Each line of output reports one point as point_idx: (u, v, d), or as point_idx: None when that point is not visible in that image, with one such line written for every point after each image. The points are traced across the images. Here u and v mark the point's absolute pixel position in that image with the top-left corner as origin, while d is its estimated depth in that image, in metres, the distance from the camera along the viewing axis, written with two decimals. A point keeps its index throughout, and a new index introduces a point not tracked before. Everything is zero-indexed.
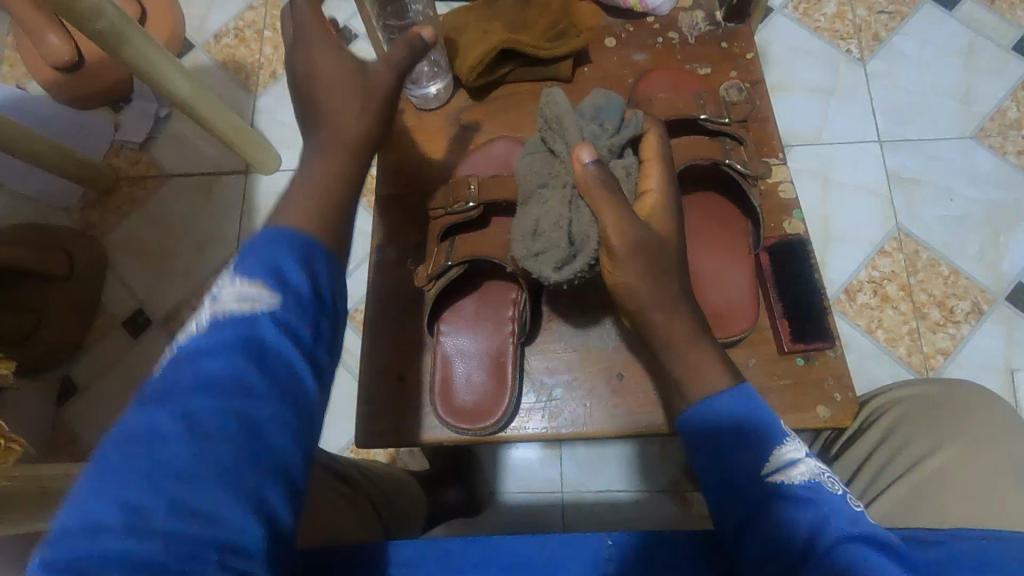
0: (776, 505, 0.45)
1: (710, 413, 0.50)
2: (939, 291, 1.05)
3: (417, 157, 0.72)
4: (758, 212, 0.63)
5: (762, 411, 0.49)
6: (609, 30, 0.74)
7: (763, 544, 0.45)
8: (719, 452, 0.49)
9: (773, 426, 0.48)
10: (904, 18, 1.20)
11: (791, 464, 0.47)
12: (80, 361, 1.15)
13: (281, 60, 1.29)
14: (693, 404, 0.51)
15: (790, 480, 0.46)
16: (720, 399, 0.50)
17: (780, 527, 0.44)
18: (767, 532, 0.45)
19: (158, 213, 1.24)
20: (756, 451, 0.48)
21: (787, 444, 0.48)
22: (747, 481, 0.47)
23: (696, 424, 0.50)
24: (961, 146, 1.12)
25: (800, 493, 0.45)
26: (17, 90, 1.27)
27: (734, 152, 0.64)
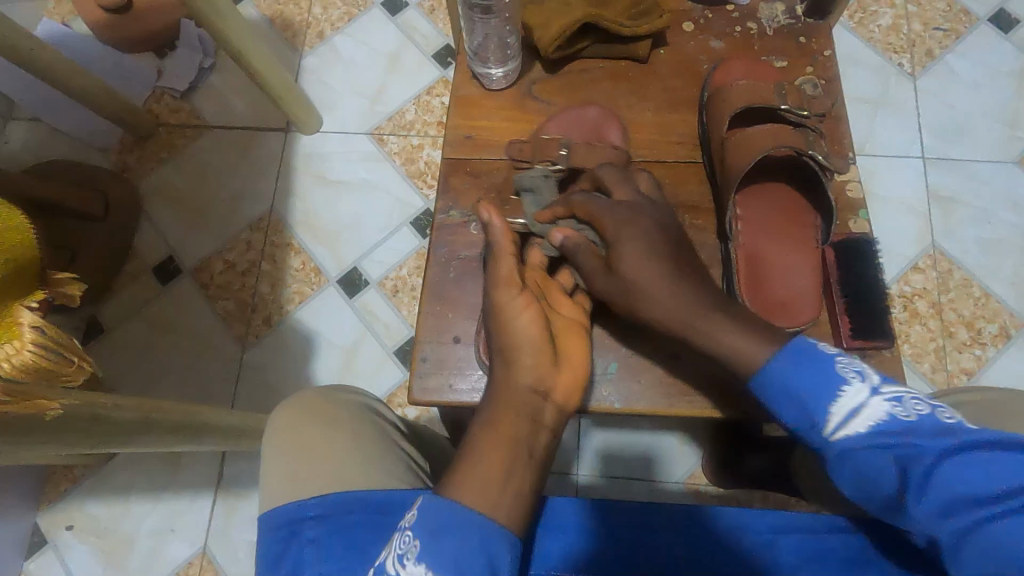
0: (859, 452, 0.46)
1: (772, 381, 0.51)
2: (968, 312, 1.06)
3: (487, 122, 0.73)
4: (832, 206, 0.64)
5: (815, 364, 0.49)
6: (688, 15, 0.74)
7: (864, 495, 0.47)
8: (791, 405, 0.50)
9: (831, 370, 0.49)
10: (959, 37, 1.20)
11: (858, 406, 0.47)
12: (107, 303, 1.15)
13: (330, 22, 1.29)
14: (754, 377, 0.52)
15: (858, 423, 0.47)
16: (773, 365, 0.51)
17: (873, 482, 0.46)
18: (857, 481, 0.47)
19: (196, 163, 1.23)
20: (814, 413, 0.49)
21: (847, 390, 0.48)
22: (820, 438, 0.49)
23: (762, 396, 0.52)
24: (1004, 170, 1.13)
25: (874, 443, 0.46)
26: (62, 27, 1.27)
27: (815, 144, 0.65)
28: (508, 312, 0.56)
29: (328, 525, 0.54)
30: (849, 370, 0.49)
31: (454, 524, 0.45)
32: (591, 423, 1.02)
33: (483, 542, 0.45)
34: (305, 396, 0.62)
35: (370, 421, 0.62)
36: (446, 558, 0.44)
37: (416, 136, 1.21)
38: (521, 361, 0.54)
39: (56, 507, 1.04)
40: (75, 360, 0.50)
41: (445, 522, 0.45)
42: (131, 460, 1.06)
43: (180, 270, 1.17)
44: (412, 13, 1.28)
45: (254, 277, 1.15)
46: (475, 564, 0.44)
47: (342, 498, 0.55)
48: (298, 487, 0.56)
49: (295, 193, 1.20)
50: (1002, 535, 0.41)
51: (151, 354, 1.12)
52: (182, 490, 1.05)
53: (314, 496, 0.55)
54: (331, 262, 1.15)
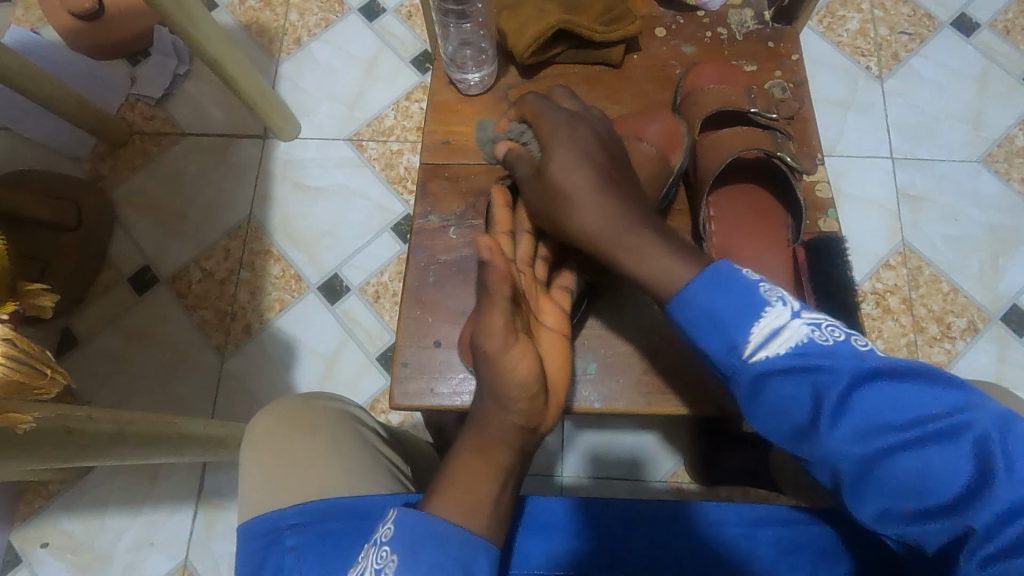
0: (778, 376, 0.46)
1: (688, 306, 0.51)
2: (938, 307, 1.09)
3: (465, 127, 0.74)
4: (802, 206, 0.65)
5: (736, 291, 0.49)
6: (660, 20, 0.76)
7: (773, 411, 0.47)
8: (714, 325, 0.49)
9: (754, 293, 0.48)
10: (923, 41, 1.23)
11: (776, 331, 0.47)
12: (81, 314, 1.13)
13: (306, 28, 1.28)
14: (673, 300, 0.52)
15: (774, 348, 0.47)
16: (692, 287, 0.51)
17: (785, 404, 0.46)
18: (772, 407, 0.47)
19: (171, 170, 1.22)
20: (733, 334, 0.48)
21: (768, 313, 0.48)
22: (733, 357, 0.49)
23: (682, 317, 0.51)
24: (968, 169, 1.16)
25: (792, 364, 0.46)
26: (31, 33, 1.24)
27: (784, 146, 0.67)
28: (501, 358, 0.52)
29: (308, 534, 0.53)
30: (772, 294, 0.48)
31: (431, 533, 0.45)
32: (573, 426, 1.03)
33: (460, 551, 0.45)
34: (285, 405, 0.62)
35: (352, 428, 0.62)
36: (422, 567, 0.43)
37: (394, 141, 1.21)
38: (513, 407, 0.52)
39: (30, 524, 1.02)
40: (49, 371, 0.49)
41: (422, 536, 0.45)
42: (107, 474, 1.04)
43: (157, 279, 1.15)
44: (389, 19, 1.28)
45: (232, 285, 1.14)
46: (455, 574, 0.44)
47: (326, 505, 0.54)
48: (280, 495, 0.56)
49: (272, 201, 1.19)
50: (906, 459, 0.42)
51: (127, 365, 1.10)
52: (161, 503, 1.03)
53: (297, 504, 0.55)
54: (310, 268, 1.15)
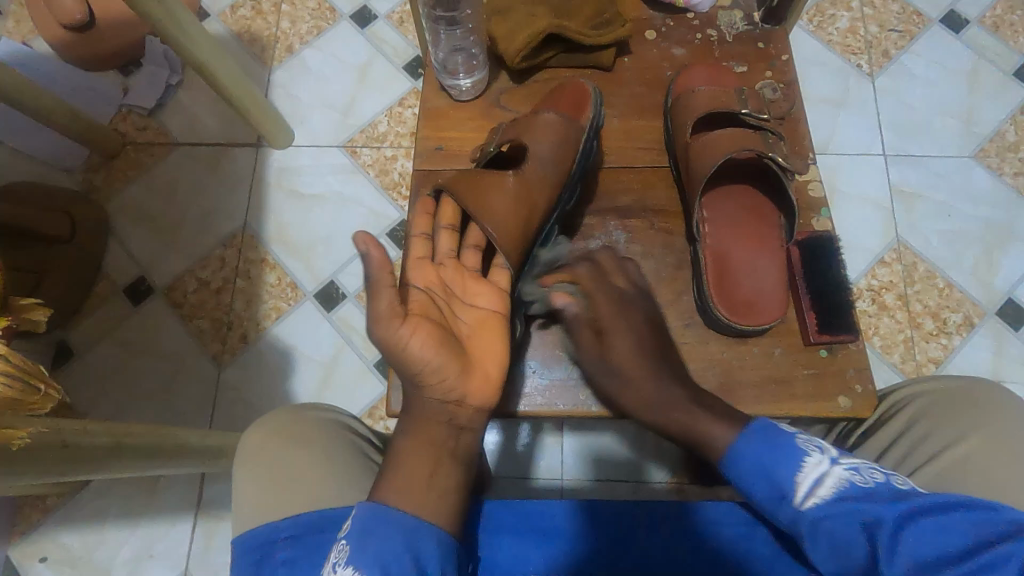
0: (829, 523, 0.46)
1: (735, 467, 0.52)
2: (934, 302, 1.09)
3: (457, 133, 0.74)
4: (795, 206, 0.65)
5: (782, 460, 0.50)
6: (649, 23, 0.76)
7: (833, 556, 0.47)
8: (765, 470, 0.50)
9: (796, 454, 0.49)
10: (913, 38, 1.24)
11: (815, 483, 0.48)
12: (77, 326, 1.12)
13: (298, 36, 1.28)
14: (723, 458, 0.53)
15: (814, 499, 0.47)
16: (739, 445, 0.52)
17: (841, 553, 0.46)
18: (830, 548, 0.46)
19: (165, 180, 1.22)
20: (783, 484, 0.49)
21: (809, 460, 0.49)
22: (788, 521, 0.49)
23: (733, 478, 0.52)
24: (961, 165, 1.17)
25: (839, 507, 0.46)
26: (22, 46, 1.24)
27: (776, 146, 0.67)
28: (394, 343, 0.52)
29: (301, 545, 0.54)
30: (810, 445, 0.50)
31: (380, 527, 0.49)
32: (573, 429, 1.03)
33: (406, 542, 0.48)
34: (275, 418, 0.62)
35: (344, 438, 0.62)
36: (373, 557, 0.47)
37: (388, 147, 1.21)
38: (429, 385, 0.54)
39: (29, 538, 1.01)
40: (41, 389, 0.49)
41: (371, 527, 0.48)
42: (106, 487, 1.04)
43: (152, 290, 1.15)
44: (381, 26, 1.28)
45: (228, 294, 1.14)
46: (403, 564, 0.47)
47: (316, 518, 0.55)
48: (270, 508, 0.56)
49: (266, 209, 1.19)
50: None
51: (125, 377, 1.10)
52: (160, 515, 1.02)
53: (287, 517, 0.55)
54: (306, 276, 1.14)
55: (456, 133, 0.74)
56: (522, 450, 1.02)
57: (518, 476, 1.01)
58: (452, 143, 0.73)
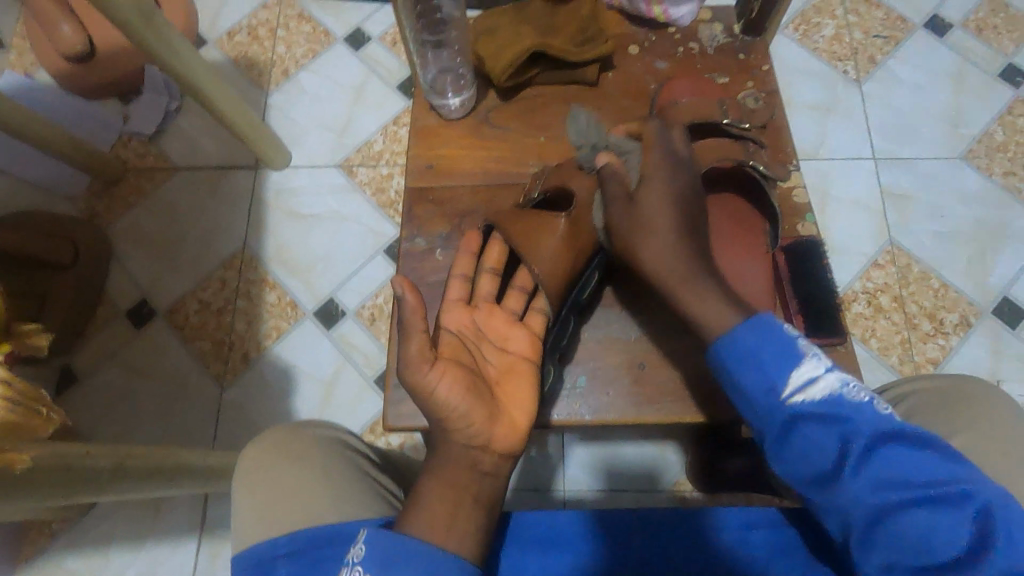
0: (812, 421, 0.50)
1: (734, 347, 0.53)
2: (929, 303, 1.09)
3: (448, 150, 0.75)
4: (778, 213, 0.67)
5: (785, 342, 0.52)
6: (633, 38, 0.78)
7: (800, 453, 0.51)
8: (758, 363, 0.52)
9: (797, 346, 0.52)
10: (897, 43, 1.26)
11: (812, 381, 0.51)
12: (80, 350, 1.13)
13: (294, 59, 1.31)
14: (720, 338, 0.54)
15: (811, 395, 0.51)
16: (741, 331, 0.53)
17: (812, 453, 0.50)
18: (797, 451, 0.51)
19: (165, 203, 1.24)
20: (774, 377, 0.52)
21: (805, 363, 0.52)
22: (763, 397, 0.52)
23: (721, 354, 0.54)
24: (950, 166, 1.18)
25: (826, 413, 0.50)
26: (24, 77, 1.27)
27: (757, 155, 0.68)
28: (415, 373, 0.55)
29: (299, 562, 0.54)
30: (809, 347, 0.52)
31: (400, 553, 0.48)
32: (573, 439, 1.03)
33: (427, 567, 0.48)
34: (272, 435, 0.62)
35: (343, 456, 0.63)
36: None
37: (384, 165, 1.23)
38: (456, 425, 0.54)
39: (35, 564, 1.01)
40: (42, 411, 0.51)
41: (394, 552, 0.48)
42: (110, 510, 1.04)
43: (154, 313, 1.16)
44: (374, 47, 1.31)
45: (229, 315, 1.15)
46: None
47: (312, 535, 0.55)
48: (268, 524, 0.57)
49: (265, 230, 1.20)
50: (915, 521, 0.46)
51: (128, 400, 1.11)
52: (165, 536, 1.03)
53: (286, 534, 0.56)
54: (305, 294, 1.16)
55: (446, 150, 0.75)
56: (523, 463, 1.02)
57: (521, 489, 1.01)
58: (443, 161, 0.75)
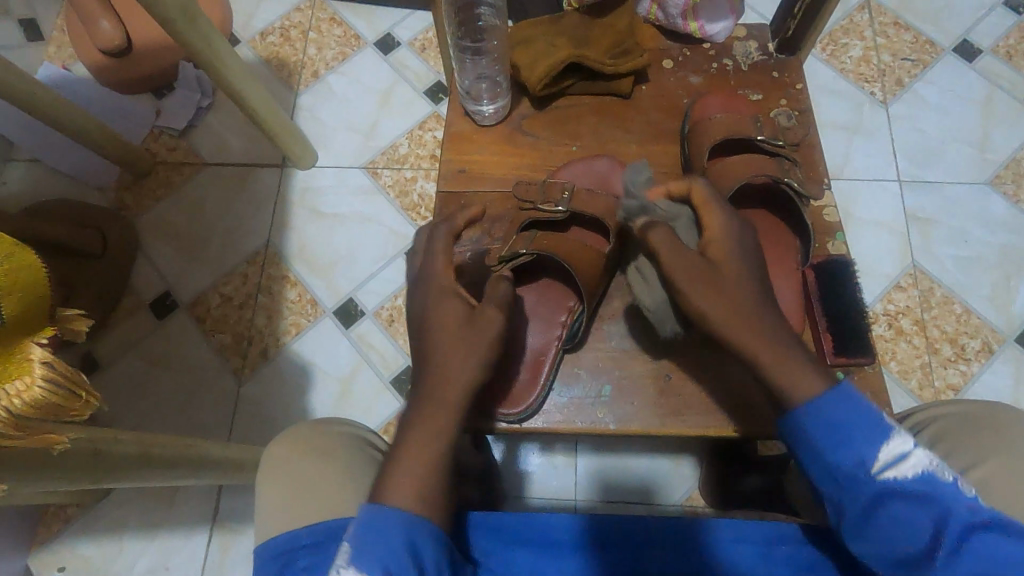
0: (898, 502, 0.48)
1: (821, 421, 0.50)
2: (951, 328, 1.08)
3: (479, 156, 0.76)
4: (810, 231, 0.67)
5: (877, 416, 0.49)
6: (667, 53, 0.79)
7: (880, 534, 0.48)
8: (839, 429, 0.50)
9: (883, 422, 0.49)
10: (926, 67, 1.26)
11: (902, 459, 0.48)
12: (103, 339, 1.15)
13: (324, 62, 1.33)
14: (801, 408, 0.51)
15: (903, 475, 0.48)
16: (823, 402, 0.50)
17: (898, 534, 0.48)
18: (885, 530, 0.48)
19: (192, 198, 1.26)
20: (864, 452, 0.49)
21: (894, 438, 0.49)
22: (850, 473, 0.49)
23: (805, 428, 0.51)
24: (976, 191, 1.17)
25: (914, 491, 0.48)
26: (62, 70, 1.30)
27: (791, 172, 0.68)
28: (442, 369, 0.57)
29: (321, 554, 0.54)
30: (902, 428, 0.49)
31: (378, 527, 0.48)
32: (587, 449, 1.03)
33: (407, 537, 0.49)
34: (297, 430, 0.63)
35: (365, 453, 0.63)
36: (373, 561, 0.47)
37: (409, 169, 1.24)
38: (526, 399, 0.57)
39: (49, 548, 1.03)
40: (83, 394, 0.49)
41: (371, 527, 0.48)
42: (125, 498, 1.05)
43: (177, 305, 1.18)
44: (404, 52, 1.33)
45: (250, 310, 1.17)
46: (401, 559, 0.47)
47: (334, 527, 0.56)
48: (290, 518, 0.57)
49: (289, 228, 1.22)
50: None
51: (147, 390, 1.12)
52: (177, 527, 1.04)
53: (308, 526, 0.56)
54: (326, 293, 1.17)
55: (479, 156, 0.76)
56: (535, 470, 1.02)
57: (533, 496, 1.01)
58: (474, 167, 0.76)
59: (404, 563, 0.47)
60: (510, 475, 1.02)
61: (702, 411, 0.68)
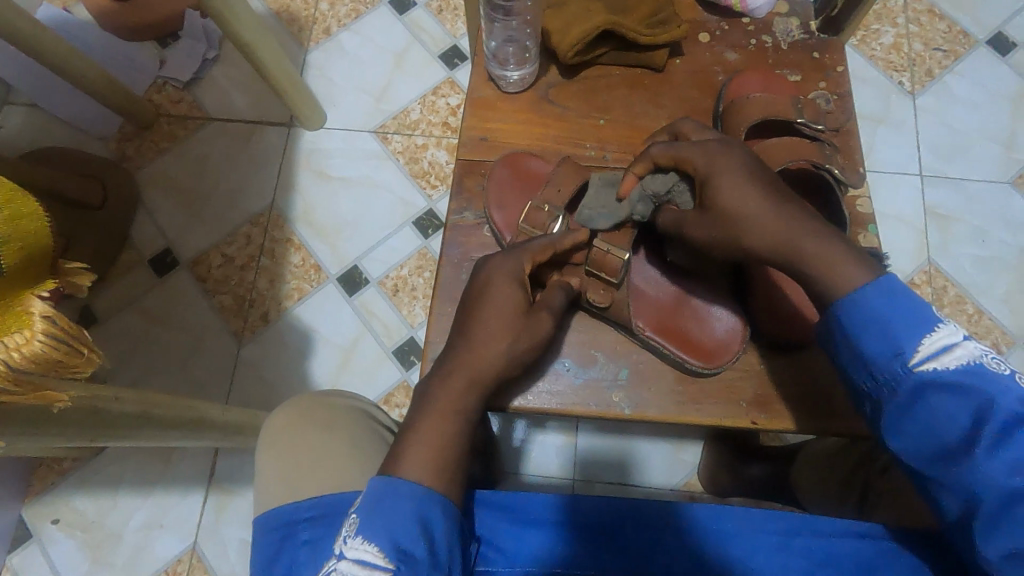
0: (937, 392, 0.46)
1: (859, 311, 0.49)
2: (962, 327, 1.07)
3: (501, 124, 0.73)
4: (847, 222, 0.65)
5: (914, 307, 0.48)
6: (703, 26, 0.75)
7: (919, 422, 0.47)
8: (884, 325, 0.48)
9: (927, 313, 0.48)
10: (958, 58, 1.22)
11: (946, 350, 0.46)
12: (101, 293, 1.13)
13: (336, 18, 1.28)
14: (840, 301, 0.50)
15: (944, 365, 0.46)
16: (864, 293, 0.49)
17: (938, 420, 0.46)
18: (923, 423, 0.46)
19: (196, 153, 1.22)
20: (903, 341, 0.47)
21: (939, 331, 0.47)
22: (890, 362, 0.48)
23: (845, 319, 0.50)
24: (999, 191, 1.15)
25: (960, 382, 0.45)
26: (62, 12, 1.25)
27: (831, 158, 0.66)
28: None
29: (324, 526, 0.53)
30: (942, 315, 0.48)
31: (392, 497, 0.48)
32: (588, 429, 1.02)
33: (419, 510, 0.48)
34: (302, 402, 0.62)
35: (369, 430, 0.62)
36: (383, 529, 0.46)
37: (420, 135, 1.21)
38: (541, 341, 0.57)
39: (42, 500, 1.02)
40: (85, 350, 0.46)
41: (382, 499, 0.48)
42: (120, 455, 1.04)
43: (177, 262, 1.15)
44: (420, 12, 1.28)
45: (252, 272, 1.14)
46: (411, 531, 0.47)
47: (338, 499, 0.54)
48: (293, 489, 0.56)
49: (295, 190, 1.19)
50: None
51: (145, 347, 1.11)
52: (173, 485, 1.03)
53: (311, 498, 0.55)
54: (331, 259, 1.14)
55: (502, 124, 0.73)
56: (535, 448, 1.02)
57: (532, 472, 1.00)
58: (497, 135, 0.73)
59: (415, 536, 0.47)
60: (510, 450, 1.01)
61: (718, 400, 0.67)
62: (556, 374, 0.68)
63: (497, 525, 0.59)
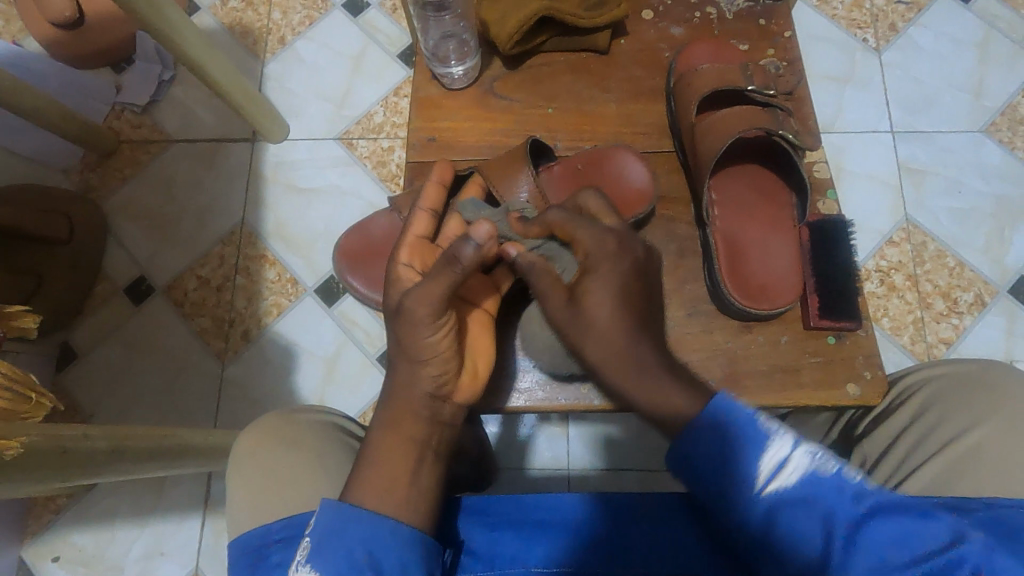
0: (787, 512, 0.45)
1: (701, 443, 0.48)
2: (944, 282, 1.07)
3: (451, 122, 0.72)
4: (806, 185, 0.66)
5: (742, 425, 0.47)
6: (646, 2, 0.74)
7: (785, 547, 0.45)
8: (722, 455, 0.47)
9: (756, 424, 0.46)
10: (921, 9, 1.20)
11: (781, 468, 0.45)
12: (80, 327, 1.12)
13: (290, 27, 1.26)
14: (684, 435, 0.49)
15: (784, 485, 0.45)
16: (702, 424, 0.48)
17: (796, 545, 0.45)
18: (784, 542, 0.45)
19: (160, 176, 1.21)
20: (747, 467, 0.46)
21: (771, 446, 0.46)
22: (741, 492, 0.46)
23: (692, 451, 0.48)
24: (971, 140, 1.14)
25: (801, 498, 0.45)
26: (12, 45, 1.23)
27: (785, 123, 0.66)
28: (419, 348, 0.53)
29: (294, 548, 0.52)
30: (770, 425, 0.46)
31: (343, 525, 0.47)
32: (578, 418, 1.02)
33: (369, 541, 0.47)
34: (266, 422, 0.61)
35: (336, 439, 0.61)
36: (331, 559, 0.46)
37: (385, 138, 1.19)
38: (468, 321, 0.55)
39: (40, 539, 1.02)
40: (32, 396, 0.51)
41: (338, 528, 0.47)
42: (113, 487, 1.04)
43: (153, 289, 1.14)
44: (373, 13, 1.26)
45: (228, 292, 1.13)
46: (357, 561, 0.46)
47: (308, 517, 0.54)
48: (261, 512, 0.55)
49: (264, 205, 1.18)
50: None
51: (129, 379, 1.10)
52: (169, 513, 1.03)
53: (280, 519, 0.54)
54: (306, 271, 1.13)
55: (451, 123, 0.72)
56: (526, 443, 1.01)
57: (524, 467, 1.00)
58: (447, 133, 0.72)
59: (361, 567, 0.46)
60: (500, 447, 1.01)
61: None
62: (526, 370, 0.68)
63: (471, 529, 0.60)
